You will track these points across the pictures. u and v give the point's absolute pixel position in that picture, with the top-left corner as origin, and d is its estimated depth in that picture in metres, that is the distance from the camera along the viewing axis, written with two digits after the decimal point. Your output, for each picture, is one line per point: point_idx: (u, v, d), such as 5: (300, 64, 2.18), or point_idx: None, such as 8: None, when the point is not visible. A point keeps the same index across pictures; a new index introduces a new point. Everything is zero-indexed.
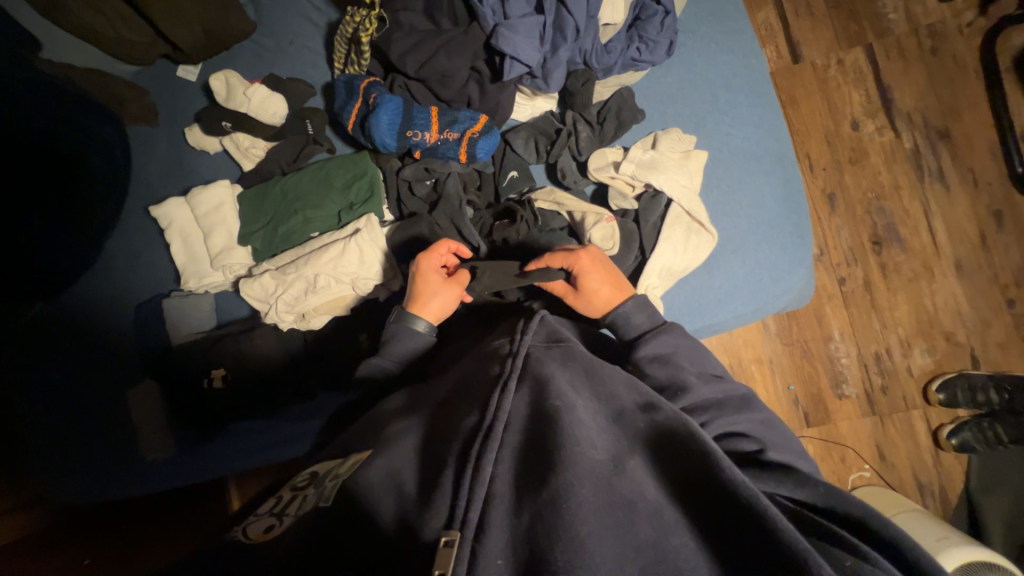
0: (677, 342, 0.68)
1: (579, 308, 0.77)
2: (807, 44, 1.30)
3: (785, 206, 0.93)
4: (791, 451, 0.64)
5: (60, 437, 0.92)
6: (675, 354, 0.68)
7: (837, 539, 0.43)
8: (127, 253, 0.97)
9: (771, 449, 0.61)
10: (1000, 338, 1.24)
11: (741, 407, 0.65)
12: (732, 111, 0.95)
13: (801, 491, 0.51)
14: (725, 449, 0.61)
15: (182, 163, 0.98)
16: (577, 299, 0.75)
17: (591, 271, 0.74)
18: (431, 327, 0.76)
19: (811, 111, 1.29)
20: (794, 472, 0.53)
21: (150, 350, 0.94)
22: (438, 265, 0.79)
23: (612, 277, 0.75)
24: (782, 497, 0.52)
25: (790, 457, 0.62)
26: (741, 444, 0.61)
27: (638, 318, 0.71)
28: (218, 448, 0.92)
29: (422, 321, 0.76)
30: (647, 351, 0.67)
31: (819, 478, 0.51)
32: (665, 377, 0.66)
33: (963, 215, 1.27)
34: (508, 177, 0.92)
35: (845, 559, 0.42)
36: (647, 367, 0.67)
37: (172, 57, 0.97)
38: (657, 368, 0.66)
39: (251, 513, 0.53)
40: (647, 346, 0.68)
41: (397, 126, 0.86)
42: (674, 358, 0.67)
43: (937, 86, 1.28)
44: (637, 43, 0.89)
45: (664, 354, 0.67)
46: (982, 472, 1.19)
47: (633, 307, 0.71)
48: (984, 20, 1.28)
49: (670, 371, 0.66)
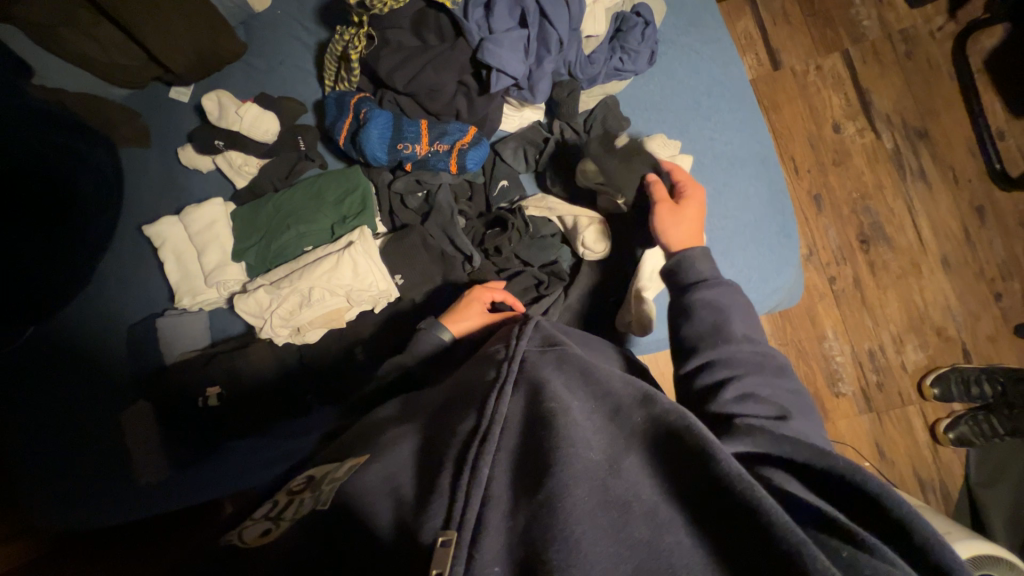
0: (733, 298, 0.68)
1: (665, 220, 0.75)
2: (786, 51, 1.34)
3: (773, 207, 0.95)
4: (818, 429, 0.60)
5: (54, 460, 0.91)
6: (727, 308, 0.67)
7: (839, 530, 0.42)
8: (121, 273, 0.97)
9: (795, 418, 0.58)
10: (990, 332, 1.26)
11: (775, 374, 0.63)
12: (716, 117, 0.97)
13: (821, 458, 0.48)
14: (746, 408, 0.58)
15: (174, 183, 0.99)
16: (666, 211, 0.76)
17: (697, 206, 0.77)
18: (453, 343, 0.78)
19: (793, 115, 1.32)
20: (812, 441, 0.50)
21: (144, 369, 0.94)
22: (487, 300, 0.83)
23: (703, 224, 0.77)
24: (792, 466, 0.50)
25: (814, 434, 0.58)
26: (761, 408, 0.58)
27: (700, 267, 0.71)
28: (214, 467, 0.91)
29: (448, 332, 0.78)
30: (702, 297, 0.68)
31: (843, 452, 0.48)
32: (709, 324, 0.66)
33: (946, 212, 1.30)
34: (499, 186, 0.94)
35: (842, 549, 0.41)
36: (697, 311, 0.67)
37: (165, 80, 0.99)
38: (706, 313, 0.66)
39: (246, 518, 0.53)
40: (703, 292, 0.68)
41: (388, 139, 0.88)
42: (722, 310, 0.67)
43: (913, 88, 1.32)
44: (620, 54, 0.92)
45: (718, 304, 0.67)
46: (980, 465, 1.20)
47: (699, 254, 0.71)
48: (954, 24, 1.33)
49: (718, 320, 0.66)
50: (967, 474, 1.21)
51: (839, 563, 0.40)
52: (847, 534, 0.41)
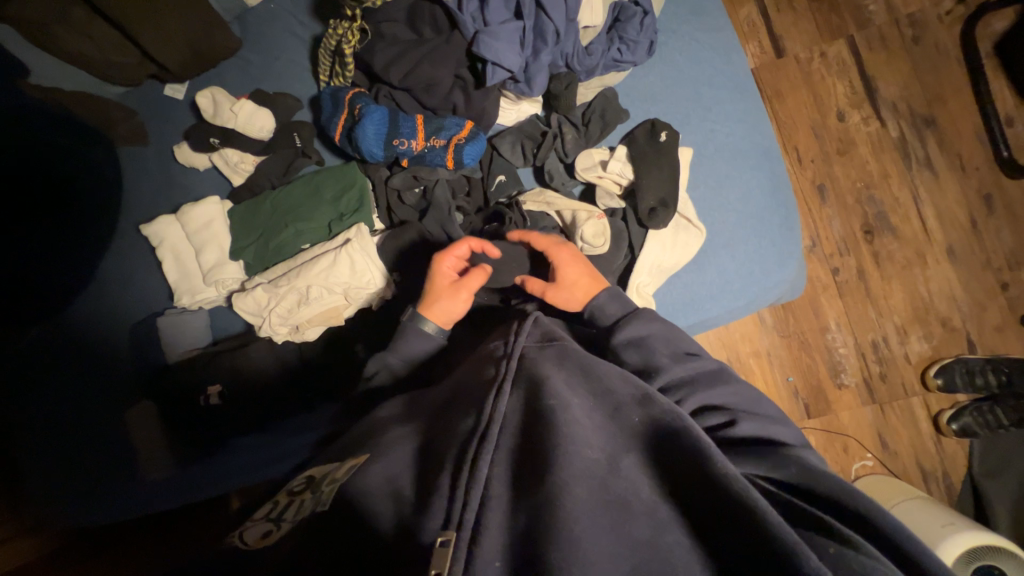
0: (651, 325, 0.67)
1: (562, 303, 0.76)
2: (790, 38, 1.31)
3: (775, 199, 0.94)
4: (770, 419, 0.62)
5: (58, 458, 0.91)
6: (651, 336, 0.66)
7: (823, 527, 0.42)
8: (121, 273, 0.98)
9: (744, 419, 0.60)
10: (996, 322, 1.25)
11: (711, 383, 0.63)
12: (717, 108, 0.95)
13: (775, 471, 0.51)
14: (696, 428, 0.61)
15: (173, 182, 0.99)
16: (557, 291, 0.76)
17: (570, 264, 0.77)
18: (440, 330, 0.77)
19: (797, 105, 1.30)
20: (773, 456, 0.53)
21: (149, 368, 0.95)
22: (451, 266, 0.79)
23: (589, 269, 0.77)
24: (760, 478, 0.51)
25: (766, 425, 0.60)
26: (709, 421, 0.61)
27: (613, 307, 0.72)
28: (217, 464, 0.92)
29: (431, 323, 0.76)
30: (623, 336, 0.67)
31: (793, 460, 0.51)
32: (640, 360, 0.65)
33: (952, 200, 1.28)
34: (496, 181, 0.93)
35: (827, 546, 0.40)
36: (623, 353, 0.66)
37: (160, 77, 0.98)
38: (633, 352, 0.66)
39: (248, 518, 0.54)
40: (621, 332, 0.67)
41: (384, 135, 0.87)
42: (649, 340, 0.66)
43: (920, 74, 1.30)
44: (618, 44, 0.90)
45: (639, 338, 0.66)
46: (983, 455, 1.19)
47: (608, 297, 0.72)
48: (963, 8, 1.30)
49: (645, 354, 0.65)
50: (971, 464, 1.20)
51: (828, 562, 0.39)
52: (829, 529, 0.41)
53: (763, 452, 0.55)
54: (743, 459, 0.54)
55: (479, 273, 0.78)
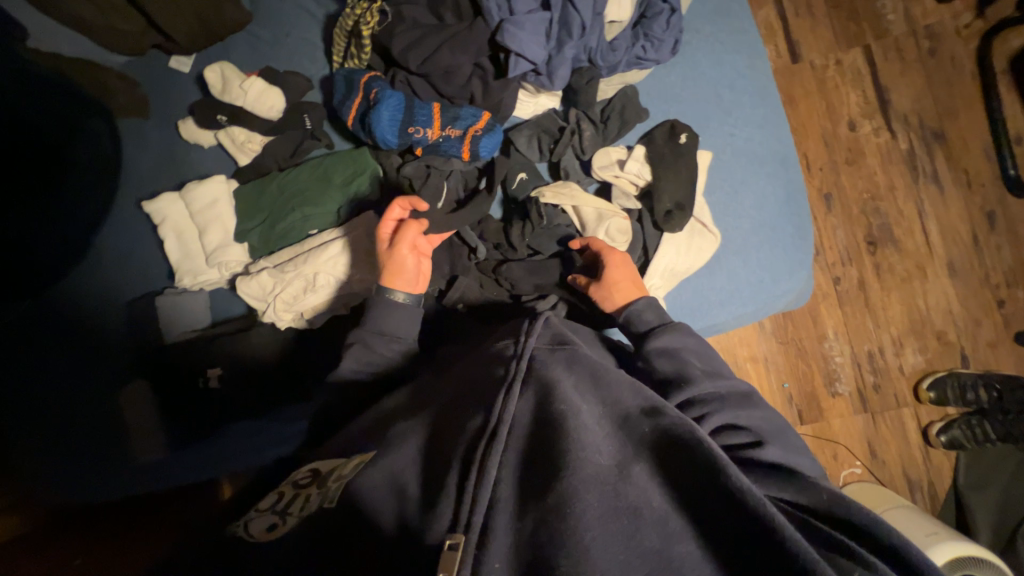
0: (685, 339, 0.70)
1: (599, 300, 0.79)
2: (806, 43, 1.30)
3: (788, 207, 0.93)
4: (794, 448, 0.63)
5: (45, 436, 0.89)
6: (684, 349, 0.69)
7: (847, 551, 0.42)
8: (118, 250, 0.95)
9: (770, 443, 0.60)
10: (991, 338, 1.26)
11: (741, 404, 0.64)
12: (736, 112, 0.94)
13: (803, 496, 0.50)
14: (719, 443, 0.61)
15: (174, 158, 0.96)
16: (597, 288, 0.79)
17: (616, 266, 0.79)
18: (410, 296, 0.77)
19: (809, 111, 1.29)
20: (797, 480, 0.52)
21: (143, 347, 0.93)
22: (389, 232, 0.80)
23: (634, 276, 0.79)
24: (782, 501, 0.51)
25: (791, 455, 0.60)
26: (736, 438, 0.61)
27: (648, 316, 0.74)
28: (214, 448, 0.90)
29: (399, 292, 0.77)
30: (656, 344, 0.69)
31: (822, 485, 0.50)
32: (671, 369, 0.67)
33: (956, 215, 1.28)
34: (517, 179, 0.90)
35: None
36: (656, 360, 0.68)
37: (164, 48, 0.95)
38: (664, 361, 0.68)
39: (254, 505, 0.56)
40: (657, 339, 0.70)
41: (399, 122, 0.85)
42: (681, 352, 0.68)
43: (933, 87, 1.29)
44: (643, 41, 0.88)
45: (673, 349, 0.69)
46: (969, 468, 1.22)
47: (644, 305, 0.75)
48: (981, 23, 1.29)
49: (677, 364, 0.67)
50: (956, 476, 1.23)
51: None
52: (843, 547, 0.42)
53: (790, 475, 0.54)
54: (770, 480, 0.53)
55: (411, 229, 0.78)
